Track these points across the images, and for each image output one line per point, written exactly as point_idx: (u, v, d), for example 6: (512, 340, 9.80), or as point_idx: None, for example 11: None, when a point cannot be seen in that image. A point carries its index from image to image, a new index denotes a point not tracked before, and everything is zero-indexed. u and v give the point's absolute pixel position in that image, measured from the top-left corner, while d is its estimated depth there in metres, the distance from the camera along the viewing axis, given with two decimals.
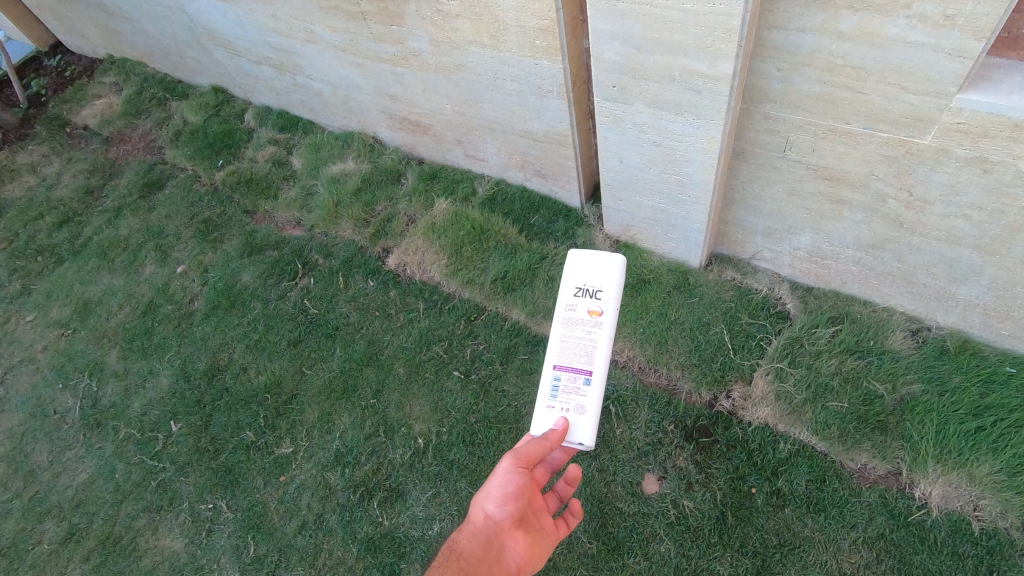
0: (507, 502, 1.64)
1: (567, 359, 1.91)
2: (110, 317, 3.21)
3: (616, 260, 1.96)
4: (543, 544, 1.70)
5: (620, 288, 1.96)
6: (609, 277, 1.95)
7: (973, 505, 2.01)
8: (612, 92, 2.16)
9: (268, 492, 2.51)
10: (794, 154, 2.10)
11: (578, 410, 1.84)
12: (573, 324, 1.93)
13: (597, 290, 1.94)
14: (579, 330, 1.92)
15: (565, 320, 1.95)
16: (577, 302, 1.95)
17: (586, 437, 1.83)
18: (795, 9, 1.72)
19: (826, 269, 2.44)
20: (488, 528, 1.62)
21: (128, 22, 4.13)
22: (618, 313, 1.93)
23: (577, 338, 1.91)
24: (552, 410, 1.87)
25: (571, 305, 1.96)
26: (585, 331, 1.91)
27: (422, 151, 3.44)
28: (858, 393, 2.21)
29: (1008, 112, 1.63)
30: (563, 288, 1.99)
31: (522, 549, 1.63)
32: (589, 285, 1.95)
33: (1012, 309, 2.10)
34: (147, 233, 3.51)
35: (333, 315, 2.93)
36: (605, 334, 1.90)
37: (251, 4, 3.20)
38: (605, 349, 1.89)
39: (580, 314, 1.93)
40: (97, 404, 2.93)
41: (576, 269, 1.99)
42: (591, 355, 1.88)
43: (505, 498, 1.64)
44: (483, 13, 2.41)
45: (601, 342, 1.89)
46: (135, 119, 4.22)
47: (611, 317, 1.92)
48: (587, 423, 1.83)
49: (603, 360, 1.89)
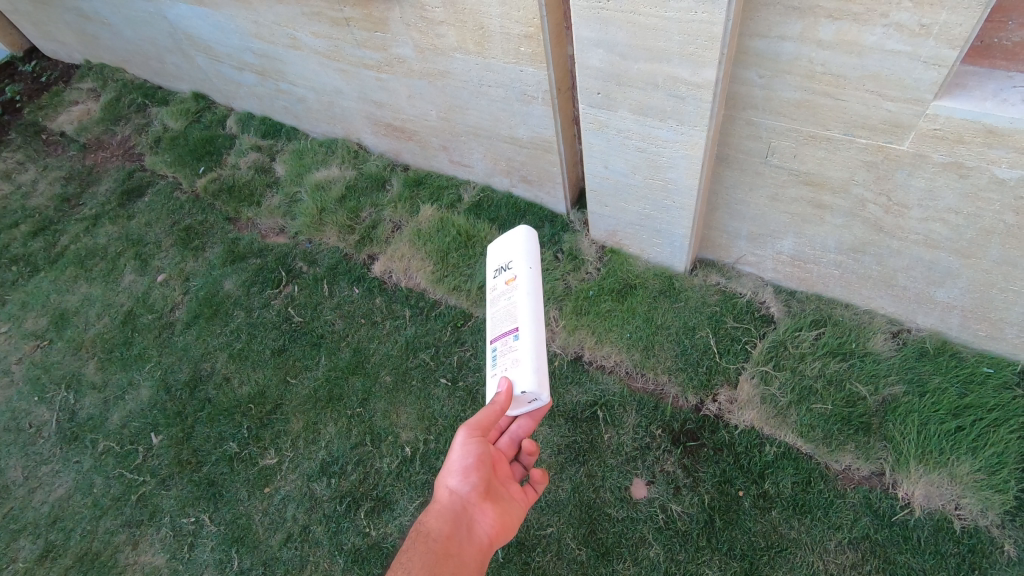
0: (469, 475, 1.62)
1: (499, 327, 1.84)
2: (88, 327, 3.15)
3: (524, 232, 2.01)
4: (512, 514, 1.69)
5: (530, 254, 1.97)
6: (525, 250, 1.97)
7: (955, 504, 2.04)
8: (597, 98, 2.18)
9: (252, 504, 2.47)
10: (776, 159, 2.13)
11: (513, 365, 1.72)
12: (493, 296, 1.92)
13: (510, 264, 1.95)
14: (501, 301, 1.89)
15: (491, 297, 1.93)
16: (496, 282, 1.96)
17: (531, 385, 1.68)
18: (776, 17, 1.74)
19: (808, 273, 2.48)
20: (455, 504, 1.58)
21: (106, 27, 4.08)
22: (533, 274, 1.91)
23: (500, 308, 1.88)
24: (494, 377, 1.76)
25: (494, 286, 1.96)
26: (505, 297, 1.88)
27: (407, 157, 3.42)
28: (841, 395, 2.24)
29: (983, 119, 1.67)
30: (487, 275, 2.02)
31: (492, 521, 1.62)
32: (500, 262, 1.98)
33: (988, 311, 2.14)
34: (126, 241, 3.45)
35: (318, 323, 2.90)
36: (524, 292, 1.86)
37: (233, 10, 3.17)
38: (527, 305, 1.83)
39: (499, 287, 1.92)
40: (74, 417, 2.86)
41: (494, 254, 2.04)
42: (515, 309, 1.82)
43: (466, 472, 1.62)
44: (467, 20, 2.41)
45: (522, 300, 1.84)
46: (113, 126, 4.16)
47: (527, 279, 1.90)
48: (525, 371, 1.69)
49: (529, 314, 1.82)
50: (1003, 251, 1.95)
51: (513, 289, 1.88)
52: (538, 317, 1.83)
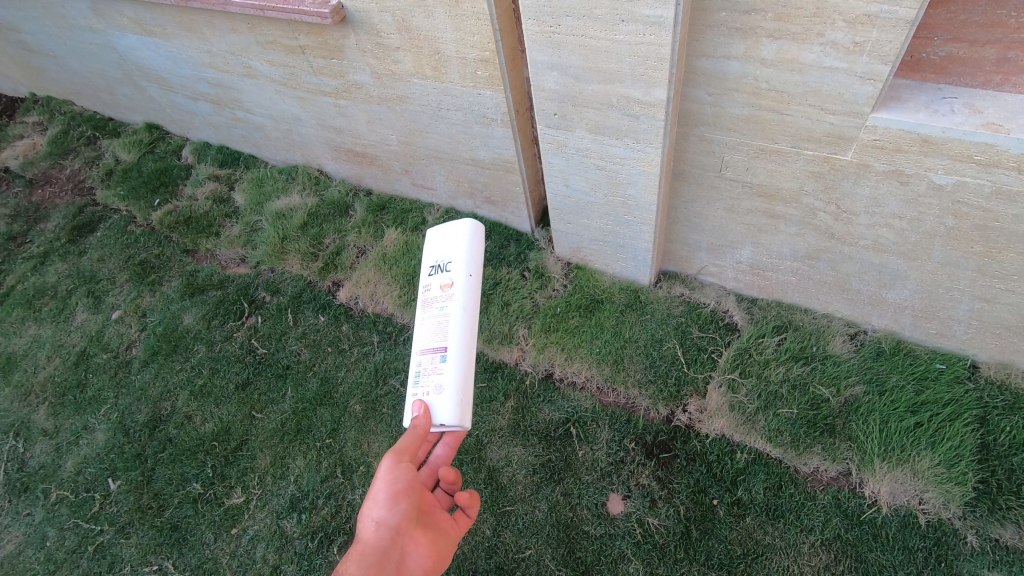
0: (398, 502, 1.51)
1: (422, 343, 1.83)
2: (37, 371, 3.00)
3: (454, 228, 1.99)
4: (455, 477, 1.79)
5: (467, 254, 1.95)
6: (456, 248, 1.95)
7: (919, 499, 2.10)
8: (554, 119, 2.22)
9: (219, 546, 2.37)
10: (729, 173, 2.20)
11: (438, 390, 1.73)
12: (428, 305, 1.89)
13: (447, 263, 1.93)
14: (433, 309, 1.87)
15: (424, 301, 1.92)
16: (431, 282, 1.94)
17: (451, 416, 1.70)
18: (720, 38, 1.82)
19: (768, 281, 2.55)
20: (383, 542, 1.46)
21: (52, 59, 3.97)
22: (469, 284, 1.90)
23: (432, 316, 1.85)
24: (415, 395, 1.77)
25: (427, 286, 1.95)
26: (437, 307, 1.86)
27: (369, 181, 3.41)
28: (806, 399, 2.29)
29: (917, 129, 1.76)
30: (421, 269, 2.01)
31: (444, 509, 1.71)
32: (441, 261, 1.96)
33: (937, 310, 2.23)
34: (78, 278, 3.32)
35: (283, 354, 2.83)
36: (458, 308, 1.84)
37: (184, 40, 3.13)
38: (458, 323, 1.82)
39: (434, 291, 1.91)
40: (24, 466, 2.71)
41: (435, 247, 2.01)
42: (451, 324, 1.81)
43: (394, 499, 1.50)
44: (423, 46, 2.44)
45: (455, 317, 1.82)
46: (61, 159, 4.03)
47: (463, 289, 1.88)
48: (446, 401, 1.71)
49: (459, 334, 1.81)
50: (946, 252, 2.04)
51: (446, 299, 1.86)
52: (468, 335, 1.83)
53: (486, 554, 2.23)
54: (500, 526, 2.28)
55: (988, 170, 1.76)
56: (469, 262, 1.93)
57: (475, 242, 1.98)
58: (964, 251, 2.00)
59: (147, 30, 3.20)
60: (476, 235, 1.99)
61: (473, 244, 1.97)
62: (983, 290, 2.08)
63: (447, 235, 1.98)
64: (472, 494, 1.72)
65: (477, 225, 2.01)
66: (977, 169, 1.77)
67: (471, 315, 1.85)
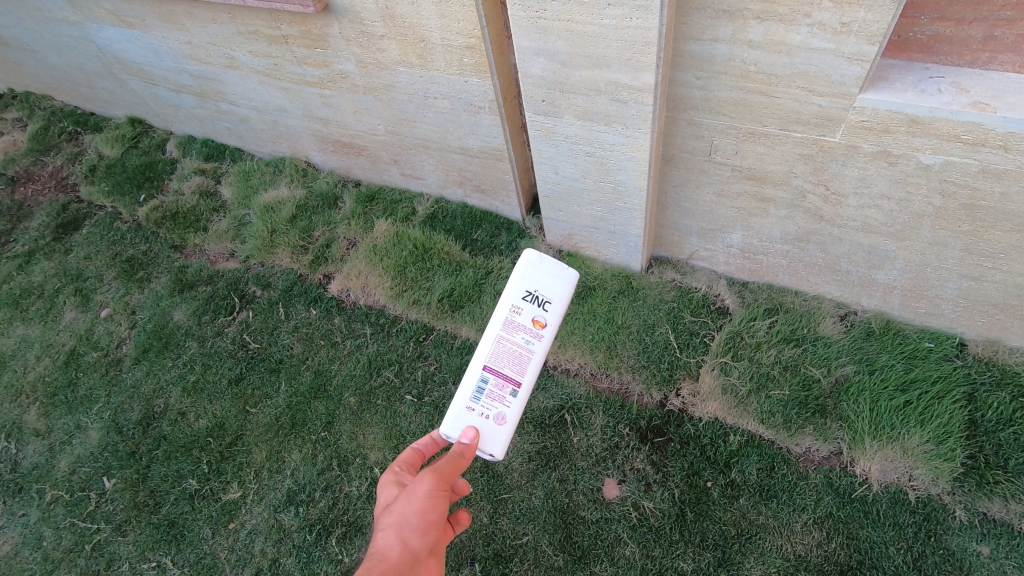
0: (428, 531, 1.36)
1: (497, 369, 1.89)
2: (27, 371, 2.97)
3: (570, 271, 1.95)
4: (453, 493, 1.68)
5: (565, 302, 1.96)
6: (559, 290, 1.94)
7: (909, 476, 2.13)
8: (542, 106, 2.20)
9: (217, 542, 2.38)
10: (719, 157, 2.20)
11: (498, 420, 1.86)
12: (513, 330, 1.91)
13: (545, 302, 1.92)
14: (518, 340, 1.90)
15: (506, 321, 1.91)
16: (521, 307, 1.92)
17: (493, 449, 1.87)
18: (707, 21, 1.80)
19: (758, 264, 2.56)
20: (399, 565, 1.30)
21: (29, 53, 3.88)
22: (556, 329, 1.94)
23: (515, 346, 1.90)
24: (471, 412, 1.87)
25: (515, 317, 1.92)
26: (523, 340, 1.90)
27: (358, 172, 3.37)
28: (797, 380, 2.32)
29: (905, 109, 1.76)
30: (512, 287, 1.94)
31: None
32: (539, 292, 1.92)
33: (926, 289, 2.25)
34: (65, 276, 3.28)
35: (276, 348, 2.82)
36: (539, 354, 1.91)
37: (164, 32, 3.07)
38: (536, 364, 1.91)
39: (523, 321, 1.91)
40: (17, 467, 2.69)
41: (531, 269, 1.94)
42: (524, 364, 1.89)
43: (427, 527, 1.35)
44: (408, 34, 2.40)
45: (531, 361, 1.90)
46: (43, 156, 3.96)
47: (550, 333, 1.93)
48: (500, 436, 1.85)
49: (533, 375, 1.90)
50: (934, 232, 2.06)
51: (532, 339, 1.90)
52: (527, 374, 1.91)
53: (484, 542, 2.25)
54: (496, 514, 2.29)
55: (974, 149, 1.76)
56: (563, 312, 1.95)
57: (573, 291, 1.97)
58: (952, 230, 2.01)
59: (126, 22, 3.13)
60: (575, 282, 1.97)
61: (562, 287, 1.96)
62: (971, 268, 2.10)
63: (558, 267, 1.95)
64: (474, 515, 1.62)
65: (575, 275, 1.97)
66: (964, 148, 1.77)
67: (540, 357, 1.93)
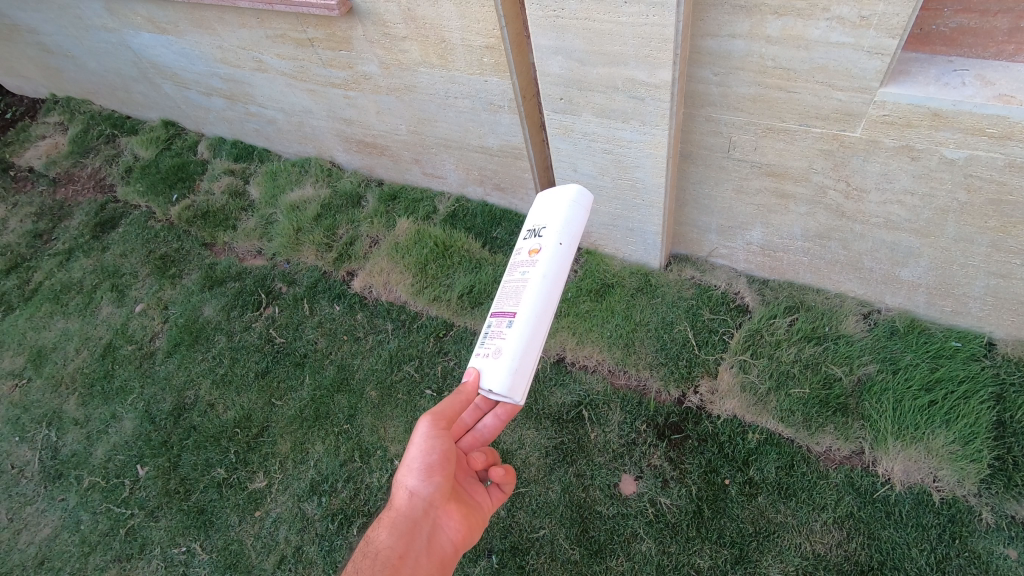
0: (430, 475, 1.59)
1: (500, 308, 1.81)
2: (66, 363, 3.11)
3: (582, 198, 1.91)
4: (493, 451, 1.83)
5: (568, 220, 1.86)
6: (550, 211, 1.88)
7: (933, 476, 2.09)
8: (560, 104, 2.22)
9: (244, 528, 2.46)
10: (738, 153, 2.19)
11: (496, 354, 1.69)
12: (512, 270, 1.86)
13: (541, 228, 1.87)
14: (516, 274, 1.83)
15: (509, 268, 1.90)
16: (523, 247, 1.89)
17: (501, 385, 1.65)
18: (725, 17, 1.80)
19: (779, 262, 2.54)
20: (415, 510, 1.58)
21: (70, 60, 4.06)
22: (560, 247, 1.81)
23: (513, 281, 1.81)
24: (477, 359, 1.75)
25: (518, 251, 1.91)
26: (521, 273, 1.82)
27: (380, 171, 3.44)
28: (818, 379, 2.29)
29: (927, 103, 1.74)
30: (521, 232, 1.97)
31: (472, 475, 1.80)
32: (537, 225, 1.90)
33: (951, 287, 2.21)
34: (102, 273, 3.42)
35: (301, 342, 2.90)
36: (539, 272, 1.77)
37: (196, 36, 3.18)
38: (535, 287, 1.75)
39: (522, 257, 1.86)
40: (57, 454, 2.82)
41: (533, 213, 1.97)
42: (528, 293, 1.74)
43: (427, 471, 1.59)
44: (429, 35, 2.45)
45: (533, 283, 1.75)
46: (82, 158, 4.14)
47: (550, 251, 1.80)
48: (501, 367, 1.66)
49: (533, 301, 1.74)
50: (958, 228, 2.02)
51: (531, 262, 1.81)
52: (543, 309, 1.74)
53: (501, 534, 2.28)
54: (513, 507, 2.32)
55: (1000, 143, 1.73)
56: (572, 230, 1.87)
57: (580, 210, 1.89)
58: (978, 226, 1.98)
59: (160, 28, 3.25)
60: (581, 204, 1.89)
61: (576, 214, 1.88)
62: (998, 265, 2.05)
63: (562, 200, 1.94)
64: (506, 473, 1.72)
65: (584, 193, 1.91)
66: (989, 142, 1.74)
67: (555, 284, 1.78)
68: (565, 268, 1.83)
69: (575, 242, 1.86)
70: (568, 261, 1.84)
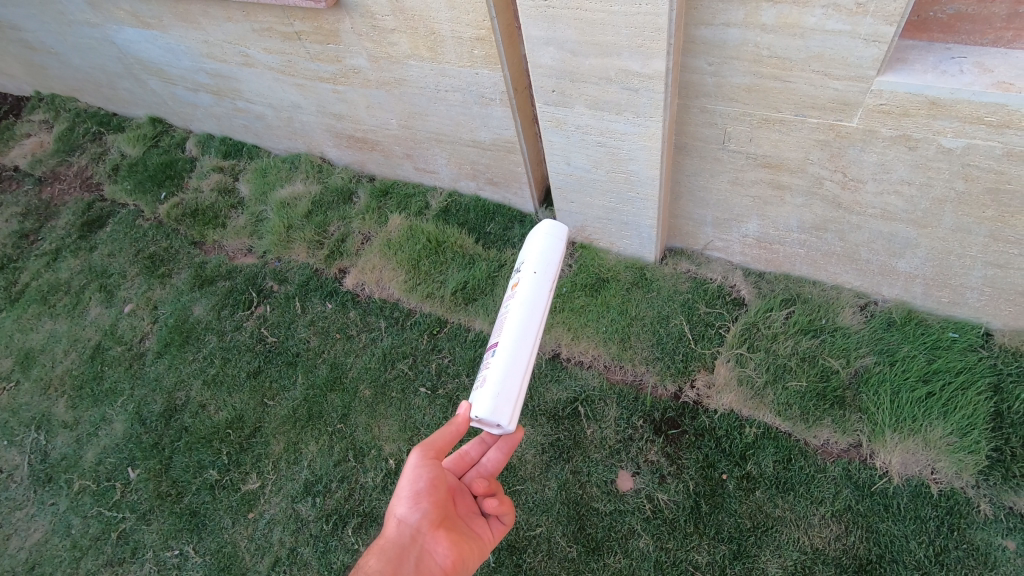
0: (419, 500, 1.57)
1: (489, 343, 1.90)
2: (55, 365, 3.06)
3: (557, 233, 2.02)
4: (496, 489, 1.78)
5: (543, 253, 1.97)
6: (528, 250, 2.01)
7: (931, 469, 2.08)
8: (552, 96, 2.19)
9: (237, 531, 2.43)
10: (733, 145, 2.16)
11: (482, 382, 1.76)
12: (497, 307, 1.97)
13: (520, 266, 1.99)
14: (501, 309, 1.93)
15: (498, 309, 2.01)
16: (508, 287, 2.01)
17: (488, 408, 1.69)
18: (719, 5, 1.76)
19: (775, 254, 2.52)
20: (403, 536, 1.52)
21: (54, 56, 3.99)
22: (536, 279, 1.92)
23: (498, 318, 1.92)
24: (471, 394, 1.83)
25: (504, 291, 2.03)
26: (504, 307, 1.92)
27: (372, 167, 3.40)
28: (815, 371, 2.27)
29: (925, 91, 1.71)
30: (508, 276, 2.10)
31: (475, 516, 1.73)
32: (519, 265, 2.03)
33: (949, 278, 2.20)
34: (89, 273, 3.37)
35: (293, 341, 2.86)
36: (518, 303, 1.87)
37: (181, 31, 3.11)
38: (515, 316, 1.84)
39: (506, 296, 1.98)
40: (47, 457, 2.78)
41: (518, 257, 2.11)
42: (509, 322, 1.84)
43: (415, 497, 1.57)
44: (418, 27, 2.40)
45: (514, 312, 1.85)
46: (68, 157, 4.07)
47: (528, 284, 1.91)
48: (486, 393, 1.71)
49: (513, 329, 1.82)
50: (956, 219, 2.00)
51: (512, 296, 1.92)
52: (524, 333, 1.81)
53: None
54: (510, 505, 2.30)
55: (998, 131, 1.70)
56: (549, 260, 1.97)
57: (557, 244, 2.00)
58: (975, 216, 1.96)
59: (144, 22, 3.19)
60: (556, 236, 2.01)
61: (553, 247, 2.00)
62: (996, 256, 2.03)
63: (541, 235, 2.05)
64: (501, 503, 1.64)
65: (560, 229, 2.03)
66: (988, 130, 1.72)
67: (536, 311, 1.86)
68: (546, 296, 1.91)
69: (553, 273, 1.97)
70: (548, 290, 1.93)
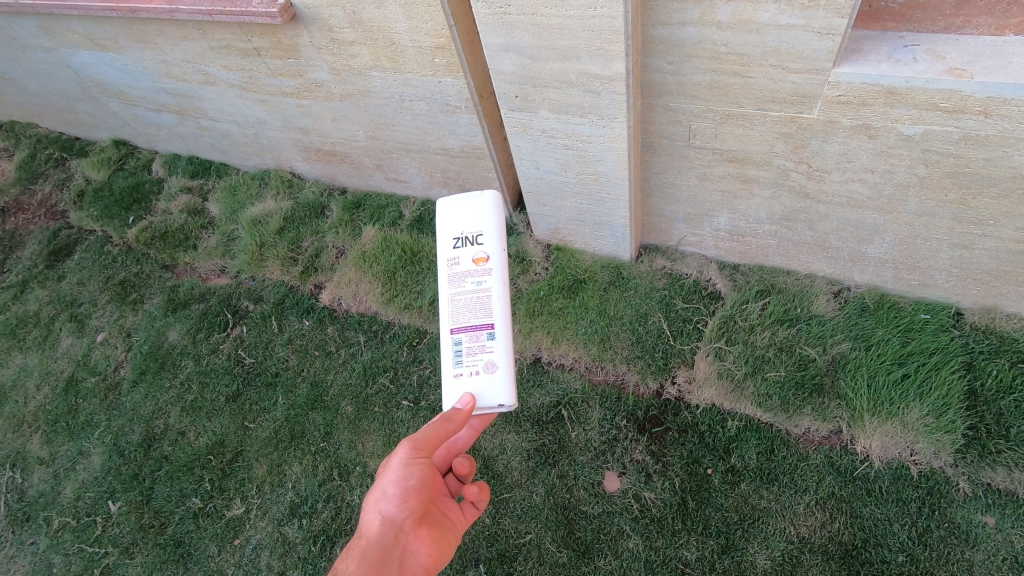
0: (406, 500, 1.55)
1: (461, 321, 1.81)
2: (27, 401, 2.99)
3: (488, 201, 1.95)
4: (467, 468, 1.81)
5: (500, 226, 1.91)
6: (485, 218, 1.91)
7: (910, 450, 2.10)
8: (516, 102, 2.18)
9: (224, 558, 2.40)
10: (699, 141, 2.17)
11: (489, 368, 1.76)
12: (460, 280, 1.84)
13: (478, 236, 1.87)
14: (468, 284, 1.84)
15: (449, 278, 1.86)
16: (459, 255, 1.87)
17: (504, 396, 1.75)
18: (674, 5, 1.76)
19: (748, 246, 2.53)
20: (386, 537, 1.52)
21: (9, 83, 3.89)
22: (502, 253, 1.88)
23: (468, 294, 1.82)
24: (460, 378, 1.77)
25: (453, 259, 1.88)
26: (475, 283, 1.83)
27: (343, 179, 3.36)
28: (793, 361, 2.29)
29: (880, 81, 1.73)
30: (442, 238, 1.90)
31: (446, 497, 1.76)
32: (469, 232, 1.89)
33: (917, 261, 2.23)
34: (59, 303, 3.29)
35: (271, 361, 2.82)
36: (496, 281, 1.84)
37: (138, 52, 3.05)
38: (499, 296, 1.82)
39: (465, 266, 1.85)
40: (24, 496, 2.71)
41: (454, 217, 1.91)
42: (500, 304, 1.82)
43: (403, 497, 1.55)
44: (377, 38, 2.38)
45: (498, 292, 1.82)
46: (31, 184, 3.97)
47: (496, 259, 1.87)
48: (500, 380, 1.76)
49: (503, 311, 1.82)
50: (920, 203, 2.03)
51: (484, 270, 1.84)
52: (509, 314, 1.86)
53: (488, 542, 2.25)
54: (498, 514, 2.29)
55: (954, 117, 1.73)
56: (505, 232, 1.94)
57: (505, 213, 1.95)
58: (938, 200, 1.98)
59: (99, 45, 3.12)
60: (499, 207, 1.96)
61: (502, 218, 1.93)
62: (961, 237, 2.06)
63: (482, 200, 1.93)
64: (482, 490, 1.72)
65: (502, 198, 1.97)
66: (944, 116, 1.74)
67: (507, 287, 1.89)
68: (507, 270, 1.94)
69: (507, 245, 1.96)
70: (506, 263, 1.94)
